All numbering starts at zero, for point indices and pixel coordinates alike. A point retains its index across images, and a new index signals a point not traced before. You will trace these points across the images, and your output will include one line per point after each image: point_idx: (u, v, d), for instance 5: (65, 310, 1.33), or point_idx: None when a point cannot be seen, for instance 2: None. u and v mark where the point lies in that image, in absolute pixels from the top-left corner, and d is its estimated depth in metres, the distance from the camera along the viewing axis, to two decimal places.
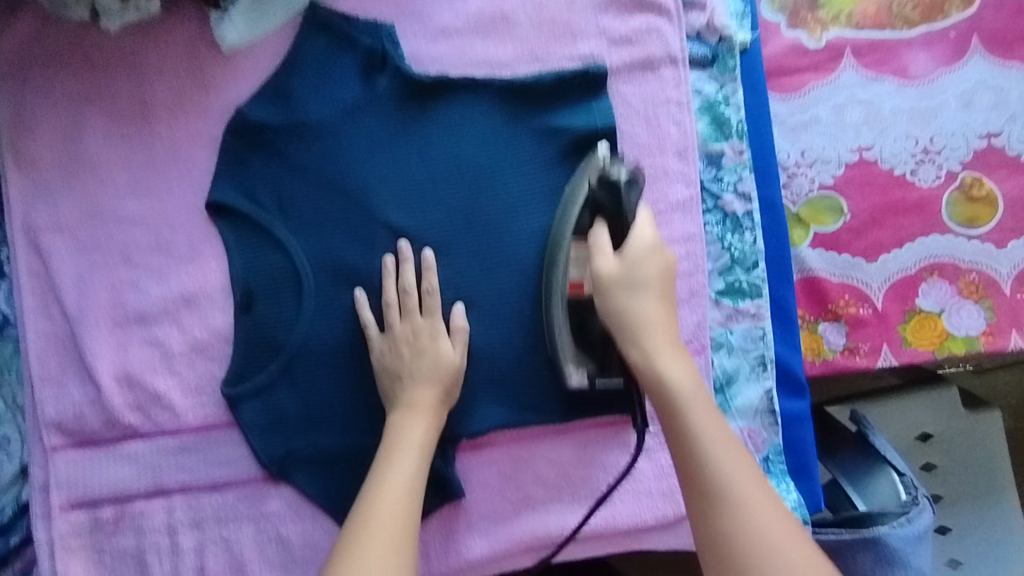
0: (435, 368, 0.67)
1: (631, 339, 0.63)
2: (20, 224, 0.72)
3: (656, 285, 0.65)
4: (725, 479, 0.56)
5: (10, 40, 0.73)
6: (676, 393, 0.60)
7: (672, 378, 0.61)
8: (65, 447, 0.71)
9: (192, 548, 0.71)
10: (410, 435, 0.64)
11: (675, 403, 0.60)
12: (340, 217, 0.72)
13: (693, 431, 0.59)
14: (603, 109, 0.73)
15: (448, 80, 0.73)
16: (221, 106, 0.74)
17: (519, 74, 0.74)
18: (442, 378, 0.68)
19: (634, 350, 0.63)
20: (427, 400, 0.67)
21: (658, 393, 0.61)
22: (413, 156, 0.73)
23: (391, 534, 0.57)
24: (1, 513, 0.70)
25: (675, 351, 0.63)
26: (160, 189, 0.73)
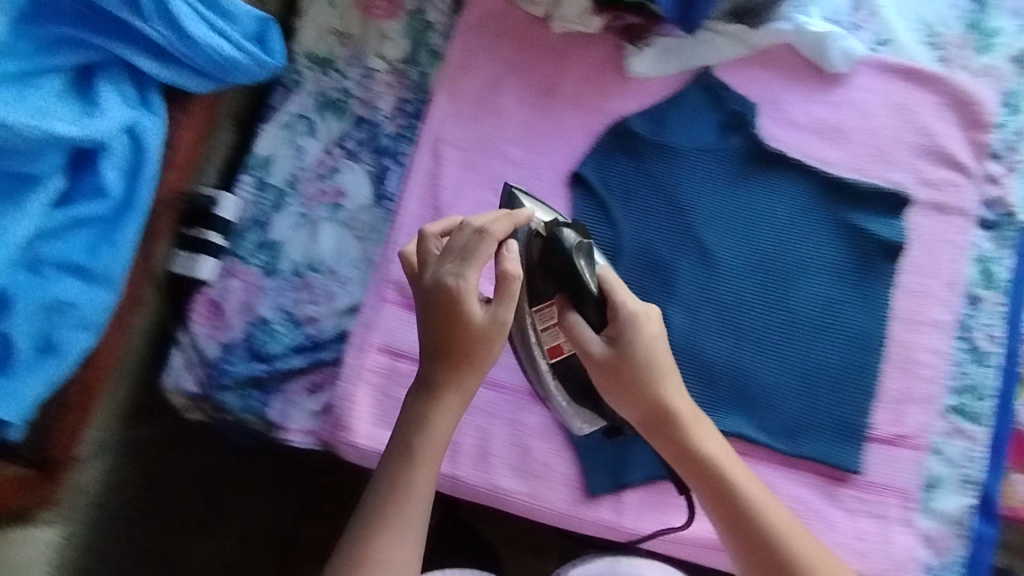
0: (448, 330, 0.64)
1: (688, 435, 0.68)
2: (430, 132, 0.92)
3: (660, 362, 0.68)
4: (781, 533, 0.65)
5: (478, 10, 0.95)
6: (749, 504, 0.66)
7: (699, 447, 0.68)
8: (395, 303, 0.87)
9: (455, 424, 0.84)
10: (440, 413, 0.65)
11: (708, 474, 0.67)
12: (666, 222, 0.89)
13: (733, 494, 0.66)
14: (898, 227, 0.88)
15: (786, 157, 0.90)
16: (609, 112, 0.92)
17: (841, 175, 0.90)
18: (472, 374, 0.65)
19: (703, 450, 0.68)
20: (455, 393, 0.66)
21: (729, 493, 0.67)
22: (734, 202, 0.90)
23: (403, 523, 0.64)
24: (324, 330, 0.87)
25: (699, 425, 0.69)
26: (540, 148, 0.92)
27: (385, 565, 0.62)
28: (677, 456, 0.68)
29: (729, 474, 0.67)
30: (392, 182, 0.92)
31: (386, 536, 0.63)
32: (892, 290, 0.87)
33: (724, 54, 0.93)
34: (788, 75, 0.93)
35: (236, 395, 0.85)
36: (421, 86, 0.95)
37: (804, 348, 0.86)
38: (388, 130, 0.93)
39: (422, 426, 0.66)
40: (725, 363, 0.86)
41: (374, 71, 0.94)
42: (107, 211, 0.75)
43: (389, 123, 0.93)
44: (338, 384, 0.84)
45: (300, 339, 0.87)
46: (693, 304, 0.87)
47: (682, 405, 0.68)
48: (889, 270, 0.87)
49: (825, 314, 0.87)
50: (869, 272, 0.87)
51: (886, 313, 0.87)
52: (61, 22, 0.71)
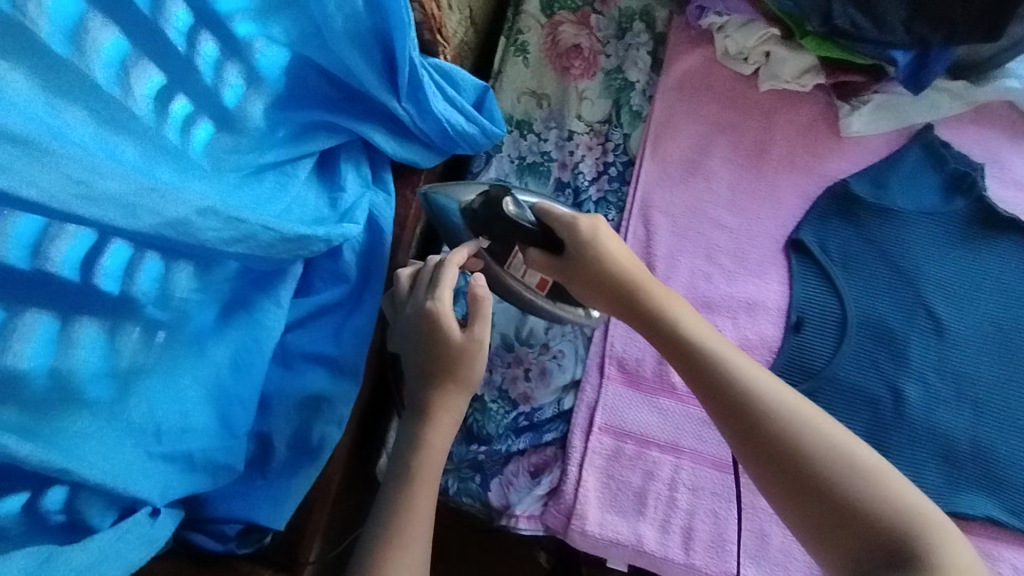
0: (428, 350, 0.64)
1: (730, 382, 0.60)
2: (640, 198, 0.89)
3: (702, 329, 0.65)
4: (889, 518, 0.52)
5: (681, 69, 0.93)
6: (809, 455, 0.55)
7: (763, 415, 0.57)
8: (616, 380, 0.83)
9: (685, 508, 0.79)
10: (433, 430, 0.62)
11: (731, 392, 0.59)
12: (892, 290, 0.86)
13: (805, 471, 0.54)
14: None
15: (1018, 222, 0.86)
16: (822, 173, 0.90)
17: None
18: (460, 391, 0.63)
19: (744, 393, 0.59)
20: (443, 412, 0.63)
21: (797, 454, 0.55)
22: (958, 269, 0.86)
23: (414, 545, 0.57)
24: (544, 410, 0.83)
25: (760, 377, 0.60)
26: (752, 212, 0.89)
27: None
28: (691, 369, 0.62)
29: (774, 412, 0.57)
30: None
31: (390, 562, 0.55)
32: None
33: (941, 111, 0.90)
34: (1008, 133, 0.90)
35: (455, 477, 0.81)
36: (623, 148, 0.92)
37: None
38: (591, 195, 0.90)
39: (424, 444, 0.61)
40: (967, 440, 0.81)
41: (575, 133, 0.92)
42: (343, 295, 0.72)
43: (593, 186, 0.91)
44: (562, 466, 0.81)
45: (516, 418, 0.83)
46: (927, 376, 0.83)
47: (727, 365, 0.61)
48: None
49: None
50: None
51: None
52: (313, 106, 0.69)
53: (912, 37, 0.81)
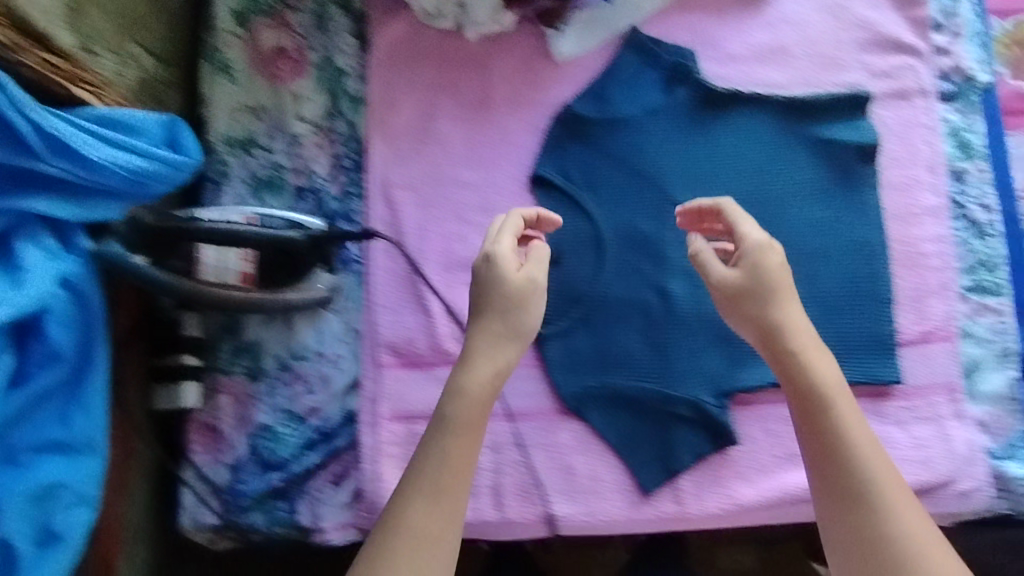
0: (501, 294, 0.62)
1: (822, 400, 0.60)
2: (377, 180, 0.87)
3: (814, 345, 0.62)
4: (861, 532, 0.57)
5: (387, 40, 0.90)
6: (866, 473, 0.58)
7: (841, 440, 0.59)
8: (395, 366, 0.82)
9: (491, 468, 0.80)
10: (474, 369, 0.61)
11: (820, 412, 0.60)
12: (639, 197, 0.86)
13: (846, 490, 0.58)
14: (867, 127, 0.85)
15: (737, 94, 0.87)
16: (549, 102, 0.88)
17: (797, 93, 0.87)
18: (512, 342, 0.62)
19: (835, 419, 0.60)
20: (491, 348, 0.62)
21: (854, 479, 0.58)
22: (696, 155, 0.86)
23: (444, 493, 0.57)
24: (330, 418, 0.82)
25: (840, 396, 0.61)
26: (491, 162, 0.87)
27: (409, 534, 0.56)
28: (796, 393, 0.61)
29: (852, 438, 0.59)
30: (352, 246, 0.86)
31: (416, 508, 0.56)
32: (880, 190, 0.85)
33: (644, 9, 0.89)
34: (714, 11, 0.90)
35: (259, 512, 0.80)
36: (353, 137, 0.89)
37: (817, 280, 0.83)
38: (332, 193, 0.88)
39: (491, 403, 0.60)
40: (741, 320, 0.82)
41: (300, 136, 0.89)
42: (64, 375, 0.70)
43: (332, 184, 0.88)
44: (360, 469, 0.80)
45: (308, 434, 0.82)
46: (690, 269, 0.84)
47: (834, 395, 0.60)
48: (871, 178, 0.85)
49: (819, 236, 0.84)
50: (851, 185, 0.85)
51: (881, 216, 0.84)
52: None
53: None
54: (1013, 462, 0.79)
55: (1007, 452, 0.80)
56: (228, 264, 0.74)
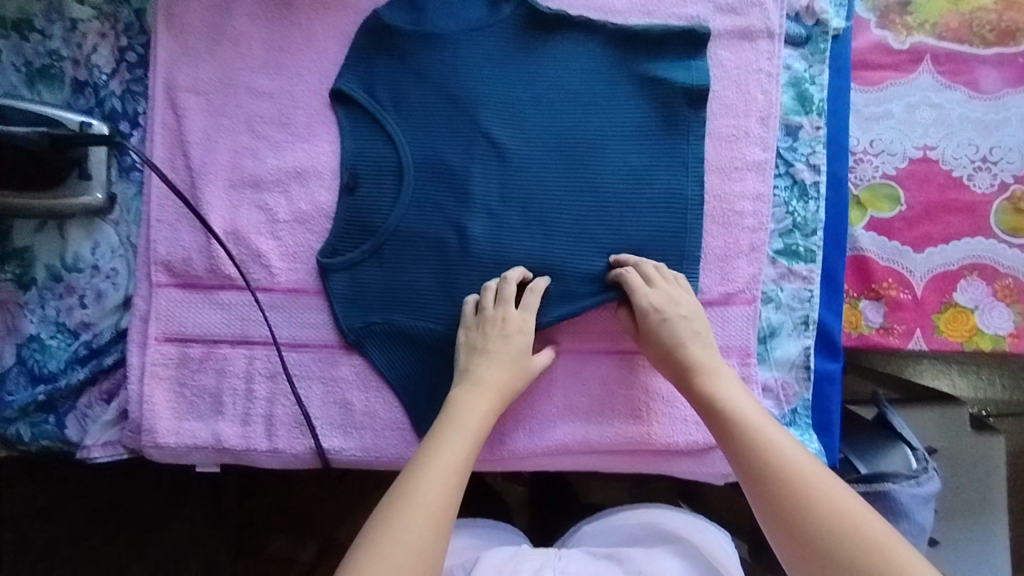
0: (519, 359, 0.73)
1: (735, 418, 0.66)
2: (161, 79, 0.79)
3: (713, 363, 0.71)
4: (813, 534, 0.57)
5: None
6: (780, 466, 0.61)
7: (759, 447, 0.63)
8: (169, 285, 0.78)
9: (265, 397, 0.78)
10: (476, 403, 0.69)
11: (734, 428, 0.66)
12: (447, 123, 0.79)
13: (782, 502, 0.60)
14: (703, 67, 0.78)
15: (565, 16, 0.79)
16: (359, 8, 0.81)
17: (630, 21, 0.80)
18: (502, 366, 0.72)
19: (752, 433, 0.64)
20: (491, 382, 0.71)
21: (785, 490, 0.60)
22: (518, 83, 0.79)
23: (452, 482, 0.62)
24: (101, 334, 0.79)
25: (750, 414, 0.66)
26: (292, 71, 0.80)
27: (417, 511, 0.59)
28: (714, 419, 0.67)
29: (753, 442, 0.64)
30: (133, 151, 0.79)
31: (426, 474, 0.62)
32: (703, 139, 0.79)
33: None
34: None
35: (24, 424, 0.78)
36: (139, 28, 0.81)
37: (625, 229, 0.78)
38: (114, 89, 0.80)
39: (459, 412, 0.68)
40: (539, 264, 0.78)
41: (79, 21, 0.80)
42: None
43: (115, 79, 0.80)
44: (129, 388, 0.77)
45: (77, 349, 0.78)
46: (493, 208, 0.78)
47: (747, 412, 0.66)
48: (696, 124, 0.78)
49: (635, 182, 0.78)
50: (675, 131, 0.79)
51: (701, 166, 0.78)
52: None
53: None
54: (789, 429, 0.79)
55: (786, 419, 0.80)
56: None
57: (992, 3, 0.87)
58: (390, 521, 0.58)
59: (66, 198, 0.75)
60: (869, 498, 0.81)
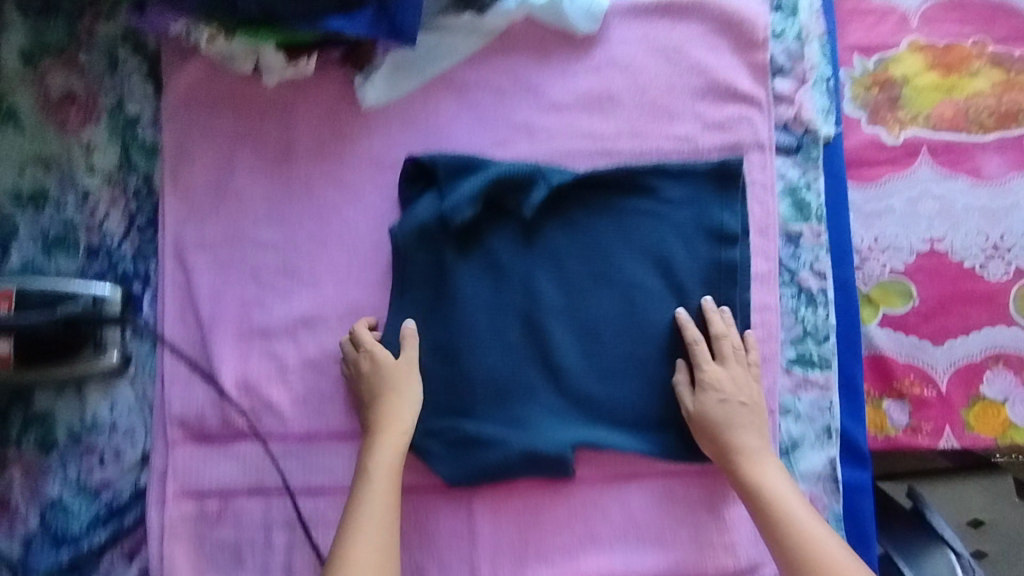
0: (381, 377, 0.75)
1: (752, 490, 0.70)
2: (171, 239, 0.82)
3: (748, 420, 0.74)
4: None
5: (182, 87, 0.84)
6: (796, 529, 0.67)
7: (772, 499, 0.69)
8: (183, 441, 0.79)
9: (285, 545, 0.78)
10: (395, 413, 0.74)
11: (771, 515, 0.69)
12: (498, 300, 0.80)
13: None
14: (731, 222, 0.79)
15: (585, 181, 0.80)
16: (355, 155, 0.83)
17: (622, 187, 0.80)
18: (393, 434, 0.73)
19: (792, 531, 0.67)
20: (387, 427, 0.74)
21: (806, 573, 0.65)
22: (545, 253, 0.80)
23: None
24: (121, 493, 0.80)
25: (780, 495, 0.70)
26: (295, 220, 0.82)
27: (358, 572, 0.64)
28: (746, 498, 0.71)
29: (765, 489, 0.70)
30: (146, 307, 0.82)
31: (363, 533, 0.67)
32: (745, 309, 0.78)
33: (458, 53, 0.84)
34: (537, 54, 0.84)
35: None
36: (147, 191, 0.85)
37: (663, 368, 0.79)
38: (125, 250, 0.83)
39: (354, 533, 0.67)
40: (577, 200, 0.80)
41: (91, 191, 0.84)
42: None
43: (126, 241, 0.83)
44: (150, 547, 0.78)
45: (99, 509, 0.80)
46: (582, 345, 0.79)
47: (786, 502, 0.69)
48: None
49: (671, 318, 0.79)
50: None
51: (726, 235, 0.79)
52: None
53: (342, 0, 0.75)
54: None
55: None
56: None
57: (988, 88, 0.86)
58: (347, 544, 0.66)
59: (82, 367, 0.76)
60: None
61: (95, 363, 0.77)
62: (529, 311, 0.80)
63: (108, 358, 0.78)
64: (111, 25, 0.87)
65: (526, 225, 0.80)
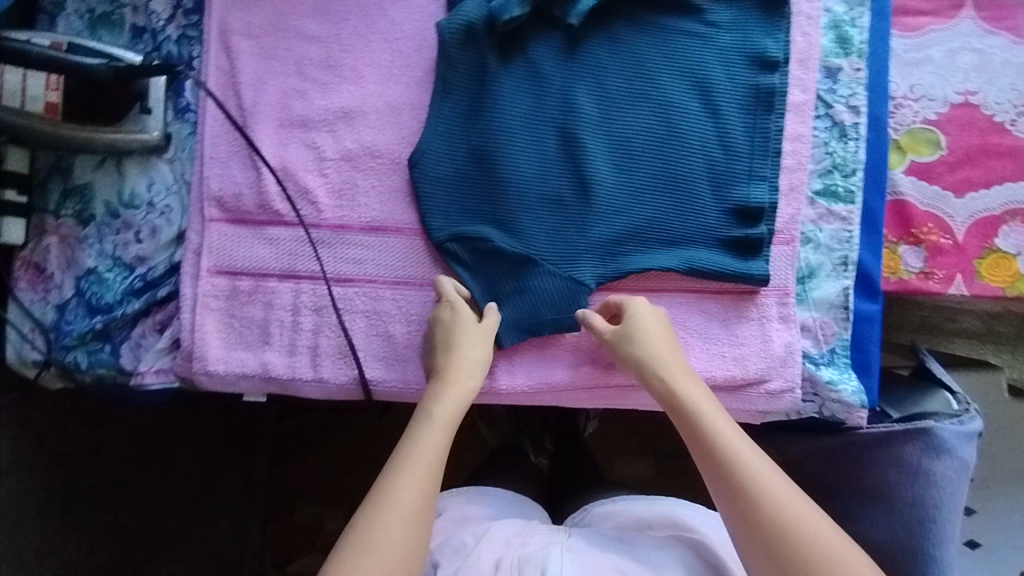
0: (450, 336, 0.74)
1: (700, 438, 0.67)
2: (216, 24, 0.83)
3: (671, 355, 0.72)
4: None
5: None
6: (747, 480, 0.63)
7: (744, 473, 0.64)
8: (220, 220, 0.80)
9: (311, 329, 0.80)
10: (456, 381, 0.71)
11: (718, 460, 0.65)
12: (536, 108, 0.81)
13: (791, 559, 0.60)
14: (777, 44, 0.80)
15: None
16: None
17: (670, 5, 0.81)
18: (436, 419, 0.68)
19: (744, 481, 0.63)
20: (448, 382, 0.71)
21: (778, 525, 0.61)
22: (587, 66, 0.81)
23: (408, 521, 0.61)
24: (156, 268, 0.81)
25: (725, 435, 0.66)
26: (341, 16, 0.83)
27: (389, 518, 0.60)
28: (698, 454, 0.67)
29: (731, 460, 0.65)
30: (190, 91, 0.83)
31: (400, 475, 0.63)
32: (780, 134, 0.80)
33: None
34: None
35: (82, 352, 0.81)
36: None
37: (694, 188, 0.80)
38: (170, 34, 0.84)
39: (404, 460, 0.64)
40: (624, 17, 0.81)
41: None
42: None
43: (171, 25, 0.84)
44: (181, 319, 0.80)
45: (133, 281, 0.81)
46: (615, 160, 0.81)
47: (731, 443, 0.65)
48: (765, 230, 0.78)
49: (706, 140, 0.80)
50: (731, 216, 0.79)
51: (769, 59, 0.80)
52: None
53: None
54: (826, 368, 0.79)
55: (825, 358, 0.80)
56: (35, 92, 0.77)
57: None
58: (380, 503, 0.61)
59: (125, 133, 0.79)
60: (912, 437, 0.78)
61: (138, 131, 0.79)
62: (566, 122, 0.81)
63: (151, 129, 0.80)
64: None
65: (572, 34, 0.81)
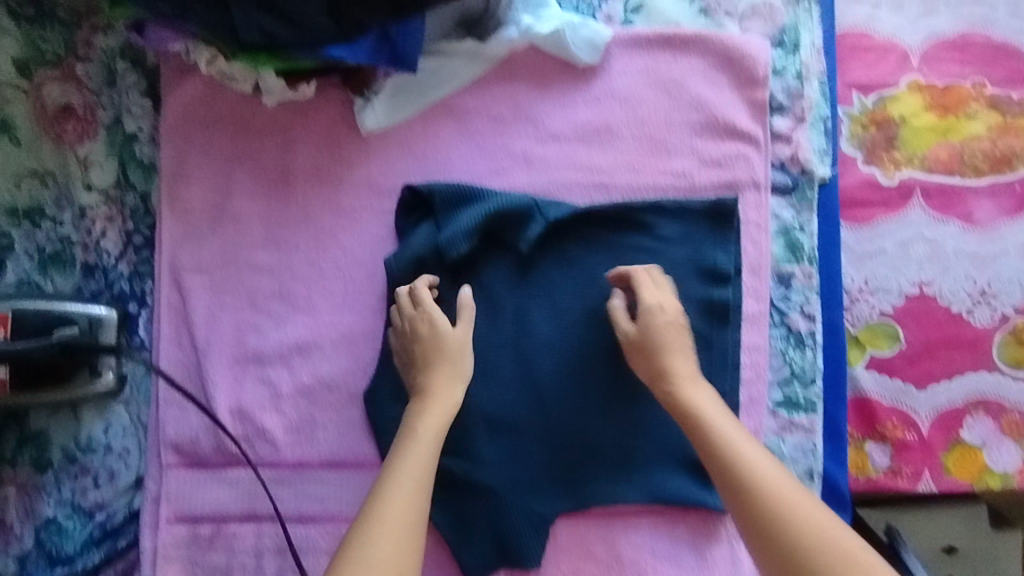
0: (434, 341, 0.75)
1: (730, 460, 0.66)
2: (167, 264, 0.82)
3: (678, 341, 0.74)
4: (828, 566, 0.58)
5: (180, 102, 0.83)
6: (764, 483, 0.63)
7: (746, 469, 0.65)
8: (177, 465, 0.80)
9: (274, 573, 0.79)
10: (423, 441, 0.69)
11: (727, 464, 0.66)
12: (494, 332, 0.80)
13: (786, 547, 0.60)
14: (731, 255, 0.79)
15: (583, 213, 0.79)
16: (351, 181, 0.83)
17: (620, 222, 0.80)
18: (419, 452, 0.68)
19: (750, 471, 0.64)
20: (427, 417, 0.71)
21: (774, 517, 0.61)
22: (541, 287, 0.81)
23: (407, 542, 0.62)
24: (115, 515, 0.82)
25: (742, 444, 0.67)
26: (291, 245, 0.82)
27: (374, 553, 0.60)
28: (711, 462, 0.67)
29: (761, 483, 0.63)
30: (143, 331, 0.84)
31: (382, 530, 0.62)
32: (737, 349, 0.79)
33: (457, 79, 0.82)
34: (538, 82, 0.82)
35: None
36: (144, 210, 0.86)
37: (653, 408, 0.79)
38: (121, 271, 0.84)
39: (388, 495, 0.64)
40: (574, 237, 0.81)
41: (88, 208, 0.82)
42: None
43: (122, 262, 0.84)
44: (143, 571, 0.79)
45: (92, 530, 0.81)
46: (574, 381, 0.80)
47: (747, 449, 0.66)
48: None
49: None
50: None
51: (722, 273, 0.79)
52: None
53: (344, 26, 0.68)
54: None
55: None
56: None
57: (985, 131, 0.85)
58: (373, 526, 0.62)
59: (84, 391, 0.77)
60: None
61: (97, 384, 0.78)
62: (522, 345, 0.80)
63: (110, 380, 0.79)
64: (109, 36, 0.85)
65: (524, 259, 0.80)
